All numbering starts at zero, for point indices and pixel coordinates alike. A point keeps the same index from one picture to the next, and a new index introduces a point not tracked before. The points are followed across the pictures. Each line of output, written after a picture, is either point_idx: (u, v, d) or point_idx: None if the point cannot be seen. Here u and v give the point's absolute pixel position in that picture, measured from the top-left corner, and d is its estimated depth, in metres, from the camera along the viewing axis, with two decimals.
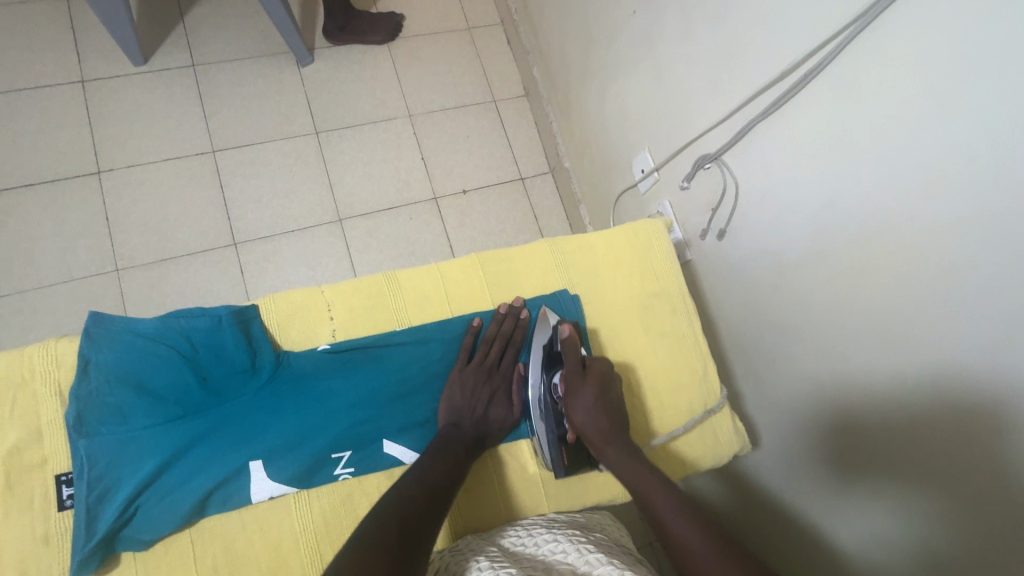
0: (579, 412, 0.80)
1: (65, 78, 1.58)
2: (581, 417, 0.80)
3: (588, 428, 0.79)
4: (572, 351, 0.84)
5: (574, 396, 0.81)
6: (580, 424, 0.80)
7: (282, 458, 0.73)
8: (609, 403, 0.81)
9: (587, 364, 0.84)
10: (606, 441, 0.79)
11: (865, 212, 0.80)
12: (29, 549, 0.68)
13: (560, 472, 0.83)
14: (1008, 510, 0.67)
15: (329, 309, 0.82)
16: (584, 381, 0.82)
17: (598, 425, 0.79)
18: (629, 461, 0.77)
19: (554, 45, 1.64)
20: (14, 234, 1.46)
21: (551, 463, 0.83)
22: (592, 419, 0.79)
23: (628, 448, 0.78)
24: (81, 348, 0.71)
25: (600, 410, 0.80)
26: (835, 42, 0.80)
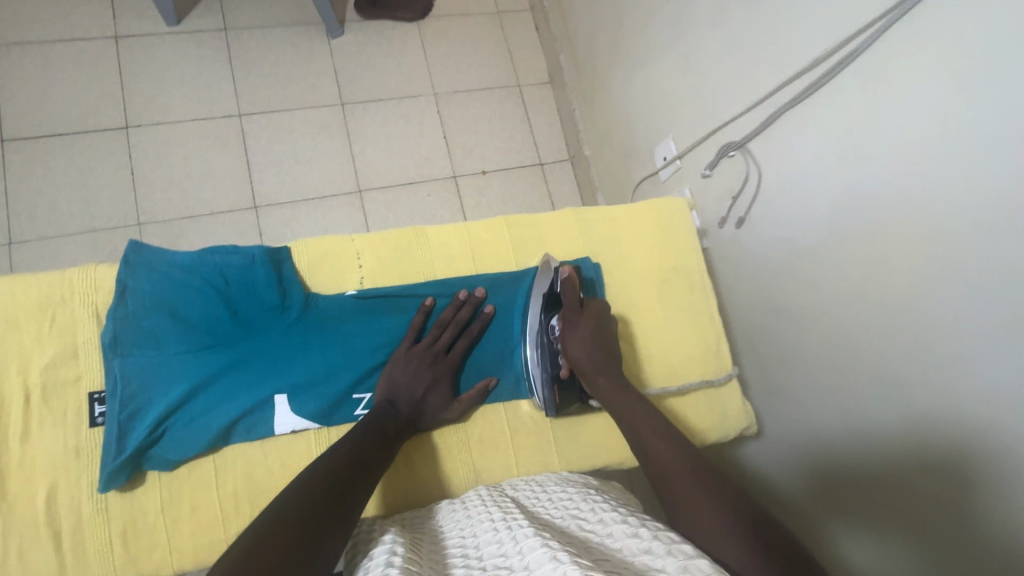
0: (575, 344, 0.82)
1: (99, 32, 1.60)
2: (576, 349, 0.82)
3: (581, 359, 0.81)
4: (571, 292, 0.84)
5: (572, 328, 0.83)
6: (575, 354, 0.82)
7: (306, 394, 0.76)
8: (606, 341, 0.83)
9: (585, 304, 0.86)
10: (598, 371, 0.81)
11: (887, 201, 0.81)
12: (61, 460, 0.71)
13: (551, 410, 0.85)
14: (1001, 489, 0.71)
15: (358, 257, 0.85)
16: (582, 316, 0.83)
17: (591, 355, 0.81)
18: (631, 410, 0.77)
19: (583, 32, 1.65)
20: (41, 181, 1.48)
21: (543, 401, 0.84)
22: (587, 351, 0.81)
23: (630, 399, 0.78)
24: (120, 274, 0.74)
25: (595, 344, 0.82)
26: (870, 30, 0.80)
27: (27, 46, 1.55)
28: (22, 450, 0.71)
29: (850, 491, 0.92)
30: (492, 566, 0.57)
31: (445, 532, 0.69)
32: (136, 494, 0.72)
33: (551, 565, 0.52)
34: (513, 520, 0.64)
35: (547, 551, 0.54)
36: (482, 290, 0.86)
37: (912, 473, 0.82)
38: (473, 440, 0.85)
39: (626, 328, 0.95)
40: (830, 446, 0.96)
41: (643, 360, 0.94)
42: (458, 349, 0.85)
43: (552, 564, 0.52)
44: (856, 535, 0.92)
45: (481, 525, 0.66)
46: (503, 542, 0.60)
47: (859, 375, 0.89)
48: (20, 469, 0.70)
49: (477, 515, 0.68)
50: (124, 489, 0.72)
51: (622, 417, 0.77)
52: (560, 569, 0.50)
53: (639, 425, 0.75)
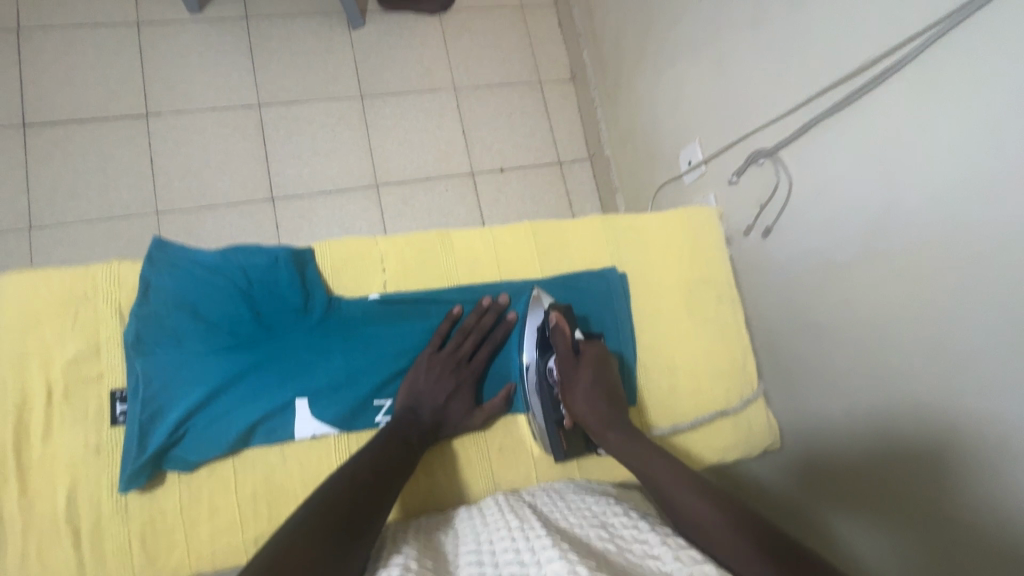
0: (579, 402, 0.81)
1: (120, 18, 1.59)
2: (581, 406, 0.80)
3: (586, 415, 0.80)
4: (563, 339, 0.83)
5: (570, 381, 0.82)
6: (579, 413, 0.81)
7: (327, 398, 0.76)
8: (607, 387, 0.82)
9: (579, 349, 0.84)
10: (606, 425, 0.79)
11: (926, 218, 0.78)
12: (81, 458, 0.71)
13: (559, 455, 0.83)
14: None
15: (382, 259, 0.84)
16: (579, 366, 0.82)
17: (596, 408, 0.80)
18: (645, 463, 0.74)
19: (608, 29, 1.62)
20: (61, 166, 1.49)
21: (549, 446, 0.83)
22: (590, 407, 0.80)
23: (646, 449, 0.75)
24: (143, 272, 0.73)
25: (597, 395, 0.81)
26: (922, 38, 0.76)
27: (49, 30, 1.55)
28: (43, 447, 0.70)
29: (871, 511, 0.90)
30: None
31: (459, 534, 0.68)
32: (156, 495, 0.72)
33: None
34: (531, 530, 0.62)
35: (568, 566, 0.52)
36: (506, 295, 0.86)
37: (944, 497, 0.79)
38: (494, 450, 0.84)
39: (651, 338, 0.94)
40: (850, 463, 0.93)
41: (668, 371, 0.94)
42: (480, 356, 0.85)
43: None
44: (875, 553, 0.91)
45: (497, 531, 0.64)
46: (520, 553, 0.58)
47: (888, 396, 0.86)
48: (40, 467, 0.70)
49: (494, 523, 0.66)
50: (143, 489, 0.71)
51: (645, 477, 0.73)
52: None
53: (665, 482, 0.71)
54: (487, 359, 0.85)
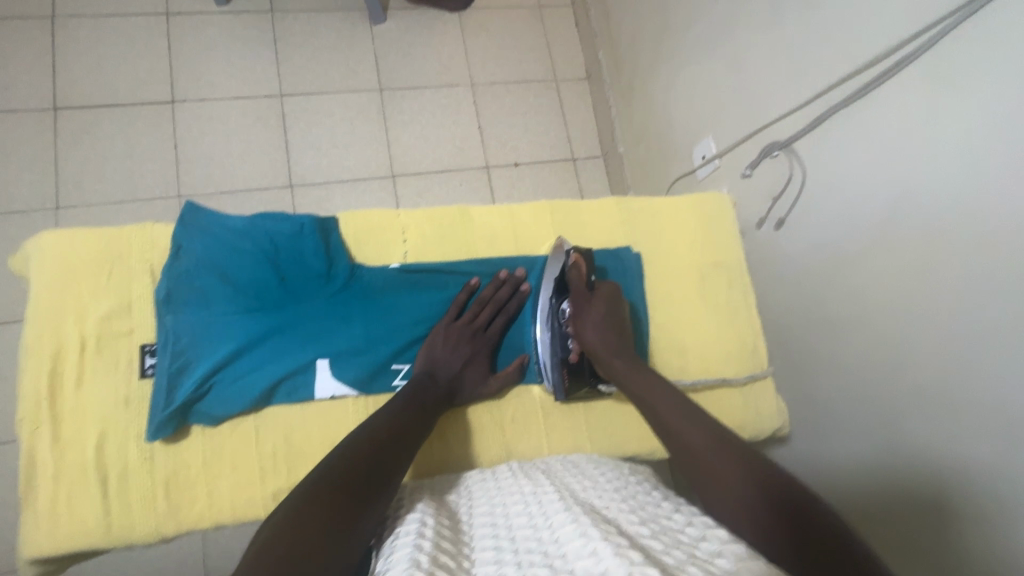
0: (589, 330, 0.82)
1: (151, 9, 1.64)
2: (591, 335, 0.82)
3: (596, 342, 0.81)
4: (579, 277, 0.85)
5: (582, 314, 0.83)
6: (589, 341, 0.82)
7: (347, 361, 0.78)
8: (617, 323, 0.83)
9: (594, 287, 0.86)
10: (613, 354, 0.80)
11: (938, 207, 0.79)
12: (111, 409, 0.74)
13: (560, 395, 0.85)
14: None
15: (403, 232, 0.86)
16: (592, 299, 0.84)
17: (605, 338, 0.81)
18: (649, 388, 0.75)
19: (624, 28, 1.64)
20: (88, 150, 1.53)
21: (552, 386, 0.85)
22: (602, 336, 0.81)
23: (649, 379, 0.76)
24: (175, 233, 0.76)
25: (608, 326, 0.82)
26: (935, 30, 0.77)
27: (82, 19, 1.60)
28: (75, 396, 0.73)
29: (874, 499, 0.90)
30: (521, 535, 0.57)
31: (473, 496, 0.69)
32: (181, 447, 0.74)
33: (582, 542, 0.51)
34: (544, 496, 0.63)
35: (580, 528, 0.53)
36: (523, 269, 0.89)
37: (948, 482, 0.79)
38: (507, 420, 0.86)
39: (663, 317, 0.96)
40: (860, 454, 0.94)
41: (680, 351, 0.95)
42: (496, 326, 0.86)
43: (583, 541, 0.51)
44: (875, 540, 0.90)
45: (512, 497, 0.66)
46: (533, 516, 0.60)
47: (899, 384, 0.86)
48: (72, 415, 0.73)
49: (508, 487, 0.68)
50: (169, 441, 0.74)
51: (643, 401, 0.75)
52: (592, 547, 0.50)
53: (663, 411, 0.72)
54: (503, 328, 0.87)
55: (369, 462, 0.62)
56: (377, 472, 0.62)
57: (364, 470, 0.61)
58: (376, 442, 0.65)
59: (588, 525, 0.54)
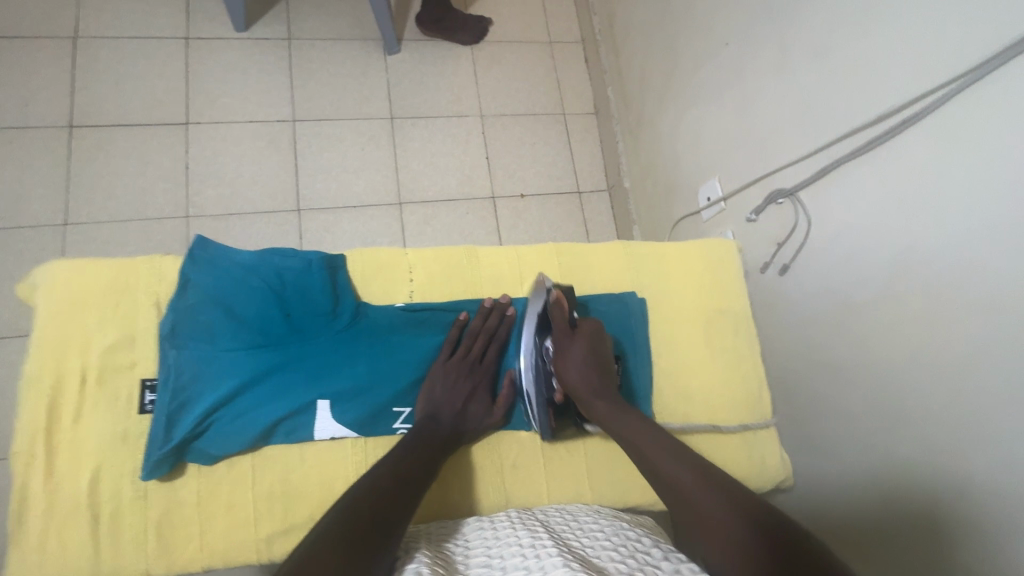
0: (570, 370, 0.82)
1: (171, 33, 1.68)
2: (573, 375, 0.82)
3: (577, 384, 0.81)
4: (560, 314, 0.84)
5: (564, 353, 0.83)
6: (571, 381, 0.82)
7: (348, 401, 0.77)
8: (599, 362, 0.83)
9: (577, 325, 0.86)
10: (595, 395, 0.81)
11: (944, 263, 0.79)
12: (108, 443, 0.73)
13: (546, 434, 0.83)
14: None
15: (410, 271, 0.87)
16: (573, 338, 0.84)
17: (587, 380, 0.82)
18: (630, 427, 0.77)
19: (634, 67, 1.68)
20: (101, 167, 1.54)
21: (539, 426, 0.83)
22: (583, 375, 0.82)
23: (631, 417, 0.78)
24: (184, 267, 0.77)
25: (591, 366, 0.82)
26: (943, 91, 0.78)
27: (104, 40, 1.64)
28: (73, 429, 0.73)
29: (873, 551, 0.89)
30: None
31: (468, 547, 0.67)
32: (177, 484, 0.74)
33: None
34: (542, 547, 0.61)
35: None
36: (506, 296, 0.88)
37: (954, 545, 0.77)
38: (508, 465, 0.85)
39: (668, 362, 0.96)
40: (862, 506, 0.92)
41: (683, 397, 0.95)
42: (490, 355, 0.86)
43: None
44: None
45: (508, 547, 0.63)
46: (530, 567, 0.57)
47: (904, 439, 0.85)
48: (68, 448, 0.72)
49: (506, 537, 0.66)
50: (165, 479, 0.73)
51: (624, 439, 0.77)
52: None
53: (646, 448, 0.74)
54: (497, 356, 0.87)
55: (367, 513, 0.61)
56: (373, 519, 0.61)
57: (362, 522, 0.60)
58: (374, 491, 0.65)
59: None
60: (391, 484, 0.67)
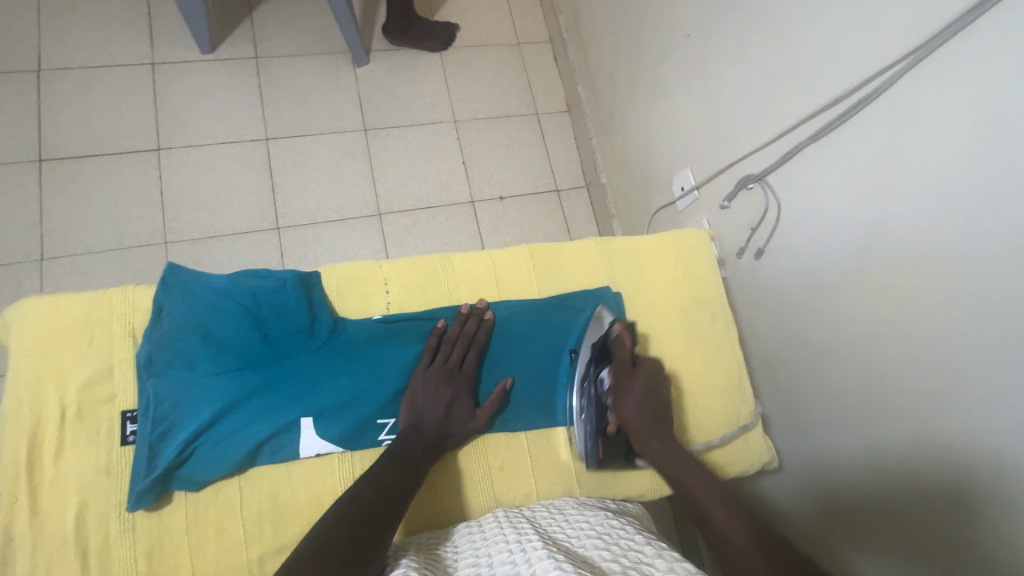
0: (629, 407, 0.87)
1: (136, 59, 1.67)
2: (631, 412, 0.87)
3: (635, 420, 0.86)
4: (624, 350, 0.90)
5: (625, 389, 0.87)
6: (628, 418, 0.86)
7: (331, 417, 0.79)
8: (657, 401, 0.88)
9: (636, 364, 0.91)
10: (652, 434, 0.86)
11: (909, 237, 0.81)
12: (91, 478, 0.74)
13: (592, 463, 0.86)
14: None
15: (386, 283, 0.89)
16: (634, 376, 0.89)
17: (645, 419, 0.86)
18: (693, 478, 0.81)
19: (602, 63, 1.69)
20: (74, 200, 1.53)
21: (586, 453, 0.86)
22: (641, 415, 0.86)
23: (689, 466, 0.83)
24: (157, 295, 0.79)
25: (648, 404, 0.87)
26: (894, 70, 0.81)
27: (69, 72, 1.62)
28: (55, 466, 0.74)
29: (867, 524, 0.90)
30: None
31: (457, 550, 0.68)
32: (164, 513, 0.75)
33: None
34: (528, 543, 0.62)
35: (562, 573, 0.52)
36: (484, 301, 0.89)
37: (942, 508, 0.79)
38: (496, 468, 0.86)
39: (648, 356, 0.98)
40: (851, 481, 0.93)
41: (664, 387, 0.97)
42: (470, 361, 0.87)
43: None
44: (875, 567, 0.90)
45: (495, 546, 0.64)
46: (516, 563, 0.58)
47: (884, 412, 0.87)
48: (52, 485, 0.74)
49: (493, 537, 0.67)
50: (151, 509, 0.75)
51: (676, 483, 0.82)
52: None
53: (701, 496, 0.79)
54: (478, 361, 0.88)
55: (344, 530, 0.62)
56: (349, 537, 0.61)
57: (342, 540, 0.61)
58: (353, 508, 0.66)
59: (569, 570, 0.52)
60: (370, 500, 0.68)
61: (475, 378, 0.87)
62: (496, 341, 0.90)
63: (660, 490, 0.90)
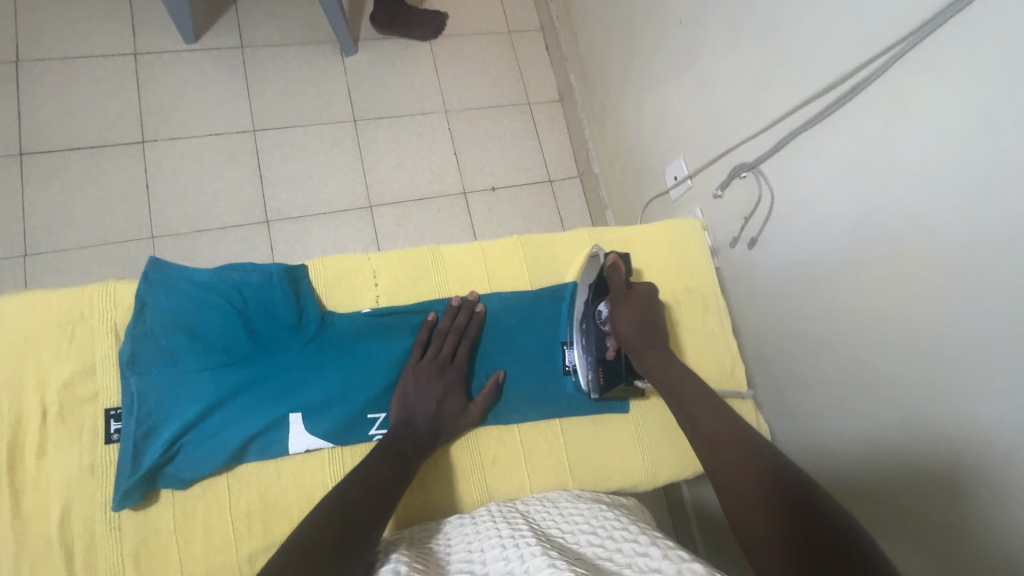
0: (625, 324, 0.85)
1: (118, 50, 1.63)
2: (627, 328, 0.85)
3: (632, 337, 0.84)
4: (618, 276, 0.88)
5: (620, 308, 0.86)
6: (625, 334, 0.85)
7: (320, 413, 0.78)
8: (653, 319, 0.86)
9: (632, 287, 0.89)
10: (647, 346, 0.84)
11: (903, 225, 0.80)
12: (75, 477, 0.74)
13: (595, 392, 0.86)
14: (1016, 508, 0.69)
15: (375, 276, 0.88)
16: (629, 298, 0.87)
17: (640, 331, 0.84)
18: (681, 384, 0.80)
19: (594, 51, 1.67)
20: (57, 194, 1.50)
21: (587, 383, 0.87)
22: (637, 331, 0.84)
23: (680, 373, 0.81)
24: (139, 290, 0.78)
25: (643, 321, 0.85)
26: (887, 56, 0.80)
27: (48, 63, 1.58)
28: (38, 466, 0.74)
29: (859, 511, 0.90)
30: None
31: (451, 545, 0.67)
32: (150, 513, 0.74)
33: None
34: (522, 538, 0.61)
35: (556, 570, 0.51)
36: (474, 293, 0.89)
37: (932, 496, 0.79)
38: (488, 462, 0.85)
39: None
40: (844, 470, 0.93)
41: None
42: (462, 354, 0.86)
43: None
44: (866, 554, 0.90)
45: (489, 540, 0.63)
46: (510, 560, 0.57)
47: (877, 400, 0.87)
48: (35, 486, 0.73)
49: (486, 531, 0.66)
50: (138, 508, 0.74)
51: (675, 394, 0.79)
52: None
53: (690, 399, 0.78)
54: (469, 354, 0.87)
55: (334, 522, 0.62)
56: (338, 528, 0.61)
57: (329, 533, 0.60)
58: (343, 500, 0.66)
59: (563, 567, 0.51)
60: (359, 490, 0.68)
61: (466, 371, 0.87)
62: (486, 334, 0.90)
63: (654, 481, 0.90)
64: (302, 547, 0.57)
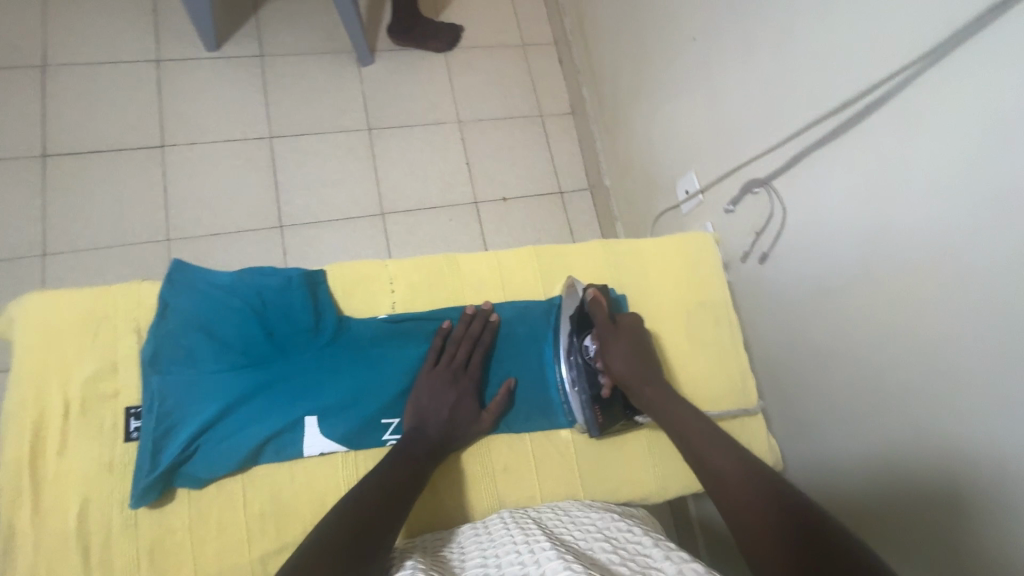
0: (617, 360, 0.85)
1: (141, 56, 1.67)
2: (619, 365, 0.84)
3: (625, 374, 0.84)
4: (601, 311, 0.88)
5: (609, 346, 0.86)
6: (618, 371, 0.84)
7: (336, 416, 0.79)
8: (642, 351, 0.87)
9: (617, 320, 0.89)
10: (643, 381, 0.84)
11: (917, 243, 0.80)
12: (93, 473, 0.75)
13: (595, 431, 0.86)
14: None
15: (391, 282, 0.90)
16: (616, 333, 0.87)
17: (632, 367, 0.85)
18: (684, 421, 0.81)
19: (607, 66, 1.69)
20: (77, 195, 1.53)
21: (586, 422, 0.86)
22: (628, 365, 0.84)
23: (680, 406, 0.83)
24: (162, 291, 0.79)
25: (634, 356, 0.85)
26: (902, 76, 0.81)
27: (73, 67, 1.62)
28: (58, 461, 0.75)
29: (870, 531, 0.89)
30: None
31: (464, 551, 0.68)
32: (165, 511, 0.75)
33: None
34: (536, 543, 0.61)
35: (572, 573, 0.51)
36: (489, 302, 0.90)
37: (944, 517, 0.78)
38: (499, 469, 0.86)
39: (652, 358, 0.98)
40: (855, 489, 0.92)
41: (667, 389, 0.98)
42: (475, 362, 0.86)
43: None
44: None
45: (503, 546, 0.64)
46: (525, 564, 0.58)
47: (889, 418, 0.86)
48: (53, 481, 0.74)
49: (500, 537, 0.67)
50: (153, 506, 0.75)
51: (677, 431, 0.81)
52: None
53: (692, 433, 0.80)
54: (483, 363, 0.88)
55: (351, 526, 0.63)
56: (354, 531, 0.62)
57: (345, 538, 0.61)
58: (359, 504, 0.66)
59: (579, 571, 0.52)
60: (375, 493, 0.68)
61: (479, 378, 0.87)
62: (500, 342, 0.91)
63: (665, 494, 0.90)
64: (321, 551, 0.58)
